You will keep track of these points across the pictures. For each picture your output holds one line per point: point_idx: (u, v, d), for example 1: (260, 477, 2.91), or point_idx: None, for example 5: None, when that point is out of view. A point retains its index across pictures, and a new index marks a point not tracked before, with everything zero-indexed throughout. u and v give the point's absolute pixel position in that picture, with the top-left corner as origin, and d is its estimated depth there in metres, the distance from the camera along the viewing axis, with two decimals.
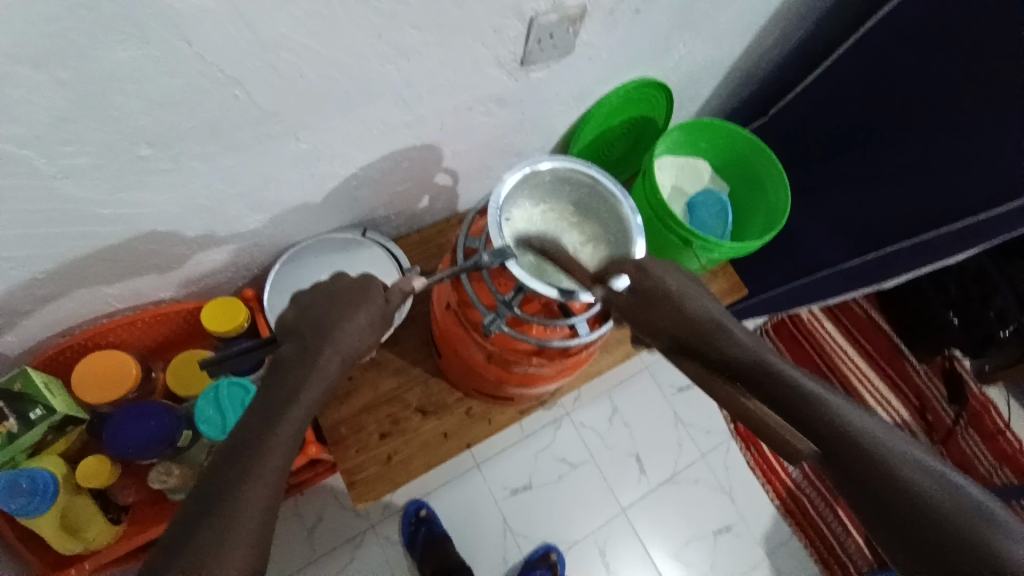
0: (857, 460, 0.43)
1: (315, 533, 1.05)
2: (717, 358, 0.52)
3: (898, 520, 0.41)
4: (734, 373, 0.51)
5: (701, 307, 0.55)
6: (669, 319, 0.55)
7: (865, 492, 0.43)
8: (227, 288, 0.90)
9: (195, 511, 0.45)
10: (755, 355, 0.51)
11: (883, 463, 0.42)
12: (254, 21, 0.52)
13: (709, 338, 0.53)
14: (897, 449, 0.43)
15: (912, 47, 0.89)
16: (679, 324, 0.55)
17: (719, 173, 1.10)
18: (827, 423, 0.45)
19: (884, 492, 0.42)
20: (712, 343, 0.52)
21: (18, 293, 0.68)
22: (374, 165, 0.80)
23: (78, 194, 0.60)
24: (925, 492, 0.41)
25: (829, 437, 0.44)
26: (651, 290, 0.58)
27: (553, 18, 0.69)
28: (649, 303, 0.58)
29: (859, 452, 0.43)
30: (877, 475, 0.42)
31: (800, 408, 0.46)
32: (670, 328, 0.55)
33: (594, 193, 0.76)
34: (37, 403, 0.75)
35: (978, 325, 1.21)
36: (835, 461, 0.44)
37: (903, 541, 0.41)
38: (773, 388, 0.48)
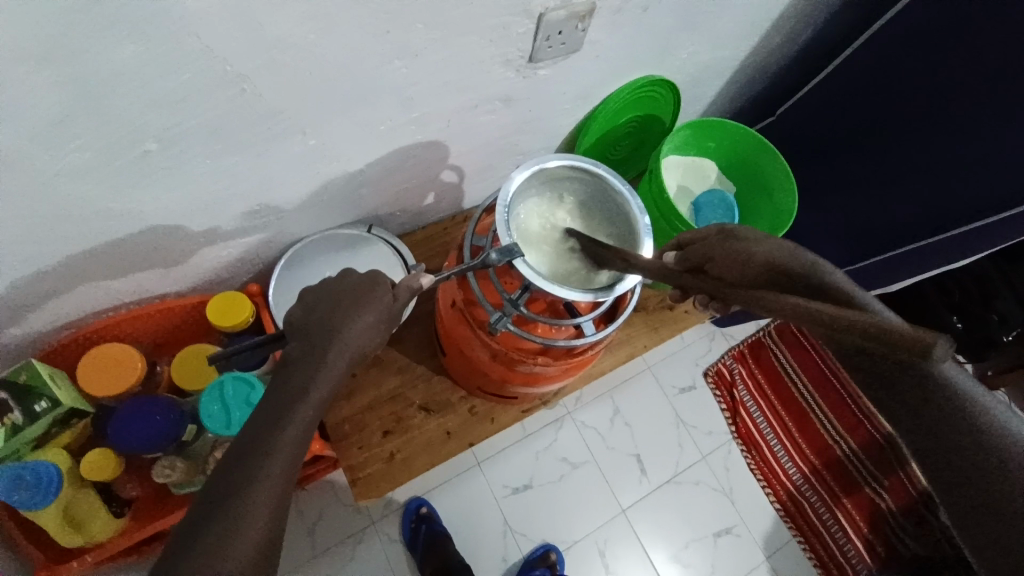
0: (939, 421, 0.39)
1: (315, 530, 1.05)
2: (798, 288, 0.43)
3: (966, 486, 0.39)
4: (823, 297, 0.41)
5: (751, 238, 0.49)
6: (742, 260, 0.47)
7: (939, 454, 0.39)
8: (231, 284, 0.90)
9: (203, 514, 0.45)
10: (843, 286, 0.40)
11: (972, 428, 0.38)
12: (262, 18, 0.52)
13: (791, 274, 0.43)
14: (988, 409, 0.39)
15: (915, 51, 0.89)
16: (756, 259, 0.46)
17: (724, 175, 1.10)
18: (917, 375, 0.39)
19: (965, 458, 0.39)
20: (799, 274, 0.43)
21: (22, 289, 0.68)
22: (379, 162, 0.80)
23: (84, 190, 0.59)
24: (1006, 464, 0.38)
25: (917, 393, 0.39)
26: (732, 234, 0.50)
27: (561, 15, 0.69)
28: (721, 248, 0.50)
29: (947, 412, 0.38)
30: (959, 441, 0.38)
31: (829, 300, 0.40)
32: (744, 267, 0.47)
33: (606, 193, 0.75)
34: (42, 396, 0.75)
35: (978, 330, 1.19)
36: (915, 418, 0.40)
37: (950, 494, 0.40)
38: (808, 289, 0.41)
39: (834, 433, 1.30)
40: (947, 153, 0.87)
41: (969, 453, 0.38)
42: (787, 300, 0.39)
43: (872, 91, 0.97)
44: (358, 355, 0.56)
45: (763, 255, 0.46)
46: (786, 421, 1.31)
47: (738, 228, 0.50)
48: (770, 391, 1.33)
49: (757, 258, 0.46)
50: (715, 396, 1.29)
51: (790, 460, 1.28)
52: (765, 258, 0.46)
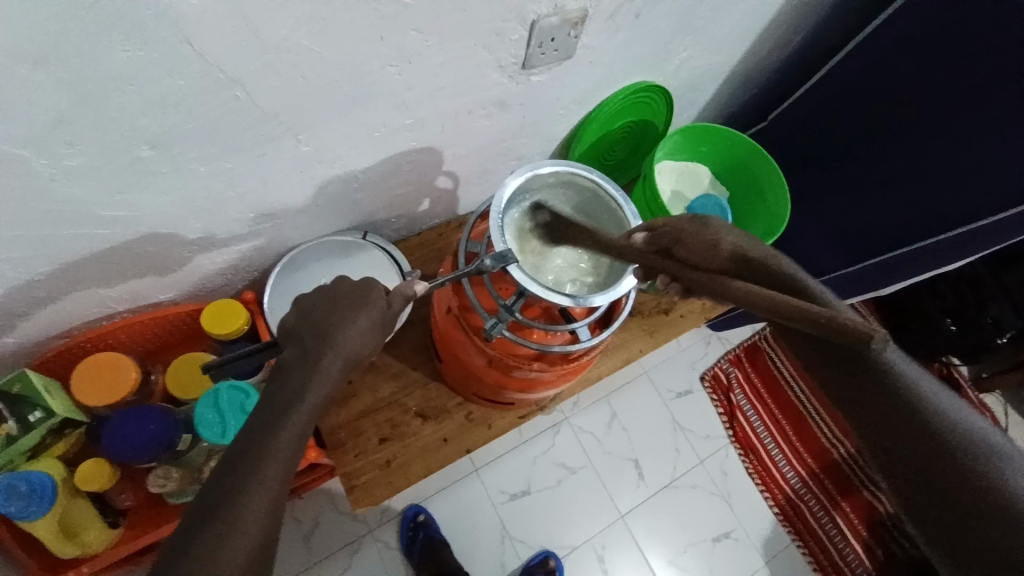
0: (899, 424, 0.42)
1: (311, 538, 1.04)
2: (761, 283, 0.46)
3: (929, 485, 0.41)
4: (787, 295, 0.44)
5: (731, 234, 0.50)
6: (709, 247, 0.50)
7: (904, 454, 0.42)
8: (227, 291, 0.90)
9: (196, 520, 0.45)
10: (809, 285, 0.44)
11: (931, 427, 0.41)
12: (257, 23, 0.52)
13: (756, 267, 0.47)
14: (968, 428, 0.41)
15: (906, 55, 0.90)
16: (722, 249, 0.49)
17: (718, 179, 1.10)
18: (879, 374, 0.42)
19: (927, 456, 0.41)
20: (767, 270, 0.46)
21: (16, 295, 0.67)
22: (374, 168, 0.80)
23: (77, 195, 0.59)
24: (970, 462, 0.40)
25: (881, 393, 0.42)
26: (704, 221, 0.52)
27: (554, 21, 0.69)
28: (690, 233, 0.52)
29: (907, 408, 0.42)
30: (920, 440, 0.41)
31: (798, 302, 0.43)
32: (709, 254, 0.50)
33: (602, 199, 0.75)
34: (35, 405, 0.75)
35: (973, 333, 1.21)
36: (883, 421, 0.43)
37: (919, 500, 0.41)
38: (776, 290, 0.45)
39: (831, 437, 1.30)
40: (940, 155, 0.88)
41: (927, 450, 0.41)
42: (744, 286, 0.42)
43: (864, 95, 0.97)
44: (352, 361, 0.56)
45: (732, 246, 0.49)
46: (784, 424, 1.31)
47: (711, 216, 0.52)
48: (766, 394, 1.33)
49: (725, 248, 0.49)
50: (711, 399, 1.29)
51: (788, 464, 1.28)
52: (732, 249, 0.49)
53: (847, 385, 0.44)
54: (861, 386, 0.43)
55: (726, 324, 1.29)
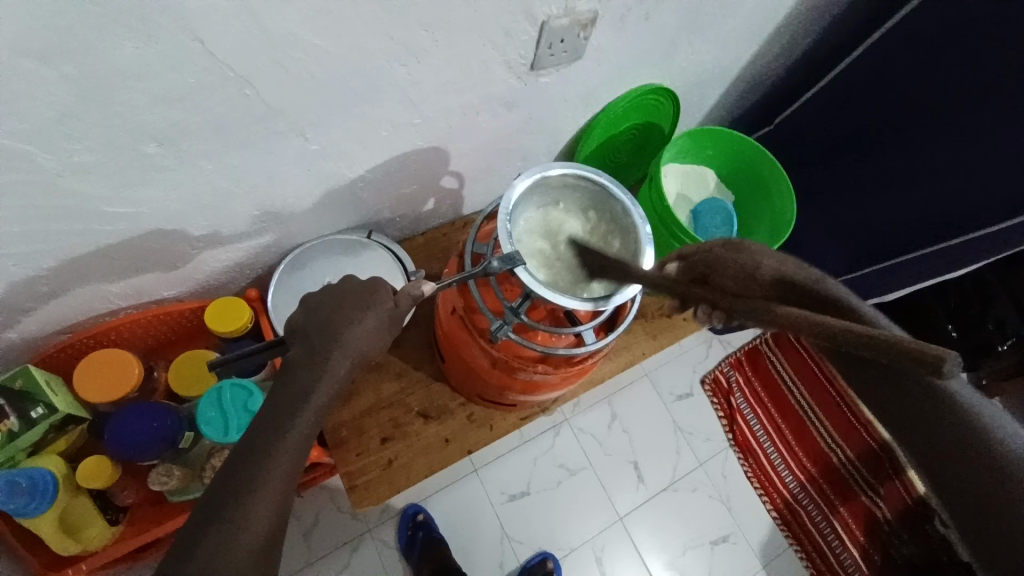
0: (925, 419, 0.49)
1: (311, 536, 1.04)
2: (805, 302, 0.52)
3: (964, 475, 0.46)
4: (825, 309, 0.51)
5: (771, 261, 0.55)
6: (750, 271, 0.55)
7: (938, 453, 0.47)
8: (230, 288, 0.90)
9: (200, 519, 0.45)
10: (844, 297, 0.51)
11: (959, 421, 0.47)
12: (264, 19, 0.51)
13: (797, 287, 0.53)
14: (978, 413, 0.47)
15: (913, 60, 0.89)
16: (764, 272, 0.54)
17: (723, 182, 1.10)
18: (930, 388, 0.48)
19: (955, 448, 0.46)
20: (809, 289, 0.52)
21: (19, 290, 0.67)
22: (380, 167, 0.80)
23: (84, 191, 0.59)
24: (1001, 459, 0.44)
25: (927, 402, 0.48)
26: (740, 245, 0.57)
27: (564, 23, 0.69)
28: (727, 260, 0.57)
29: (942, 411, 0.47)
30: (950, 432, 0.47)
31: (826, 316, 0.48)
32: (751, 279, 0.55)
33: (611, 206, 0.75)
34: (38, 401, 0.74)
35: (975, 334, 1.20)
36: (902, 414, 0.50)
37: (952, 491, 0.46)
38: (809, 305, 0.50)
39: (832, 443, 1.30)
40: (946, 161, 0.88)
41: (965, 458, 0.46)
42: (801, 315, 0.42)
43: (869, 99, 0.97)
44: (358, 360, 0.56)
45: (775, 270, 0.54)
46: (783, 428, 1.32)
47: (747, 244, 0.57)
48: (766, 399, 1.34)
49: (765, 273, 0.54)
50: (712, 403, 1.29)
51: (786, 468, 1.28)
52: (771, 272, 0.54)
53: (890, 385, 0.51)
54: (897, 386, 0.50)
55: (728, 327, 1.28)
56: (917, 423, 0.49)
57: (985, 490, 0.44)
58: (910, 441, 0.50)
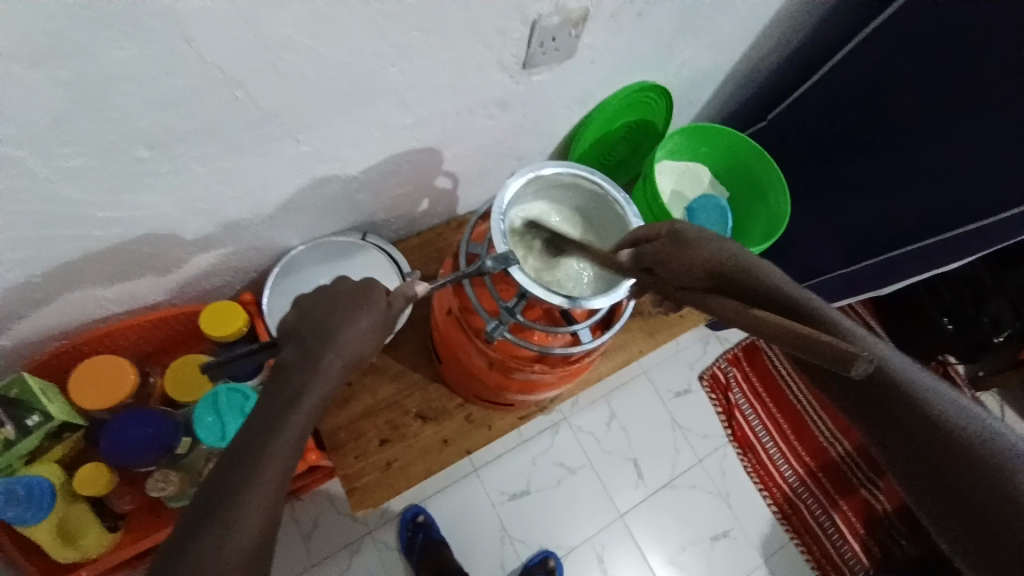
0: (914, 420, 0.43)
1: (311, 539, 1.04)
2: (755, 298, 0.50)
3: (937, 468, 0.42)
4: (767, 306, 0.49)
5: (725, 243, 0.54)
6: (686, 267, 0.55)
7: (913, 463, 0.44)
8: (225, 292, 0.90)
9: (193, 523, 0.44)
10: (788, 288, 0.49)
11: (931, 418, 0.43)
12: (256, 21, 0.51)
13: (733, 278, 0.51)
14: (948, 412, 0.43)
15: (906, 55, 0.89)
16: (697, 266, 0.54)
17: (718, 179, 1.10)
18: (881, 377, 0.44)
19: (935, 456, 0.42)
20: (739, 276, 0.51)
21: (13, 296, 0.67)
22: (375, 168, 0.80)
23: (76, 196, 0.59)
24: (967, 439, 0.42)
25: (886, 395, 0.44)
26: (681, 237, 0.56)
27: (555, 20, 0.69)
28: (674, 255, 0.56)
29: (897, 394, 0.44)
30: (928, 434, 0.43)
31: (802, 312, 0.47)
32: (686, 273, 0.55)
33: (606, 205, 0.75)
34: (34, 409, 0.74)
35: (971, 330, 1.20)
36: (888, 419, 0.44)
37: (940, 493, 0.42)
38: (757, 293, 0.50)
39: (828, 437, 1.31)
40: (939, 157, 0.88)
41: (938, 456, 0.42)
42: (759, 315, 0.43)
43: (862, 93, 0.97)
44: (354, 362, 0.56)
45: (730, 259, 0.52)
46: (781, 422, 1.32)
47: (687, 232, 0.56)
48: (766, 395, 1.33)
49: (700, 266, 0.54)
50: (711, 399, 1.29)
51: (786, 463, 1.28)
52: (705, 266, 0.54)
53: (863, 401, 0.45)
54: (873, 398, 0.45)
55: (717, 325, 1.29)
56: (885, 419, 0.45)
57: (969, 484, 0.41)
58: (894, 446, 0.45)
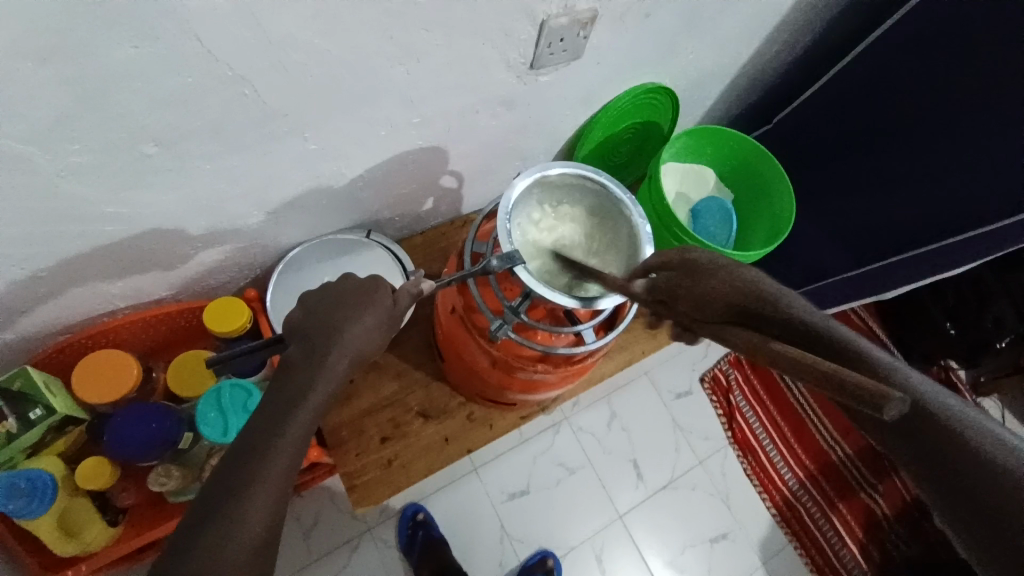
0: (937, 431, 0.39)
1: (311, 536, 1.04)
2: (775, 329, 0.43)
3: (952, 480, 0.38)
4: (774, 330, 0.43)
5: (743, 267, 0.48)
6: (704, 298, 0.49)
7: (958, 502, 0.38)
8: (229, 288, 0.90)
9: (198, 518, 0.44)
10: (821, 321, 0.42)
11: (966, 446, 0.38)
12: (264, 19, 0.51)
13: (754, 309, 0.44)
14: (982, 439, 0.38)
15: (912, 61, 0.89)
16: (716, 295, 0.48)
17: (723, 181, 1.10)
18: (913, 407, 0.39)
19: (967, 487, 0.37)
20: (762, 304, 0.44)
21: (18, 291, 0.67)
22: (380, 166, 0.80)
23: (82, 193, 0.59)
24: (978, 449, 0.37)
25: (919, 428, 0.39)
26: (695, 266, 0.52)
27: (564, 22, 0.69)
28: (688, 282, 0.51)
29: (936, 430, 0.38)
30: (967, 468, 0.37)
31: (826, 339, 0.40)
32: (705, 304, 0.48)
33: (610, 206, 0.75)
34: (37, 403, 0.74)
35: (974, 332, 1.21)
36: (920, 449, 0.39)
37: (948, 491, 0.38)
38: (785, 326, 0.43)
39: (829, 440, 1.31)
40: (943, 162, 0.88)
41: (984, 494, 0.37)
42: (794, 354, 0.37)
43: (867, 98, 0.97)
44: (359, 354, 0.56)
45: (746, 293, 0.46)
46: (782, 425, 1.31)
47: (704, 262, 0.52)
48: (767, 398, 1.33)
49: (718, 293, 0.48)
50: (711, 401, 1.29)
51: (786, 466, 1.28)
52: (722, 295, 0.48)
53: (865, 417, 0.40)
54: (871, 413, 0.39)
55: None
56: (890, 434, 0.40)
57: (976, 481, 0.37)
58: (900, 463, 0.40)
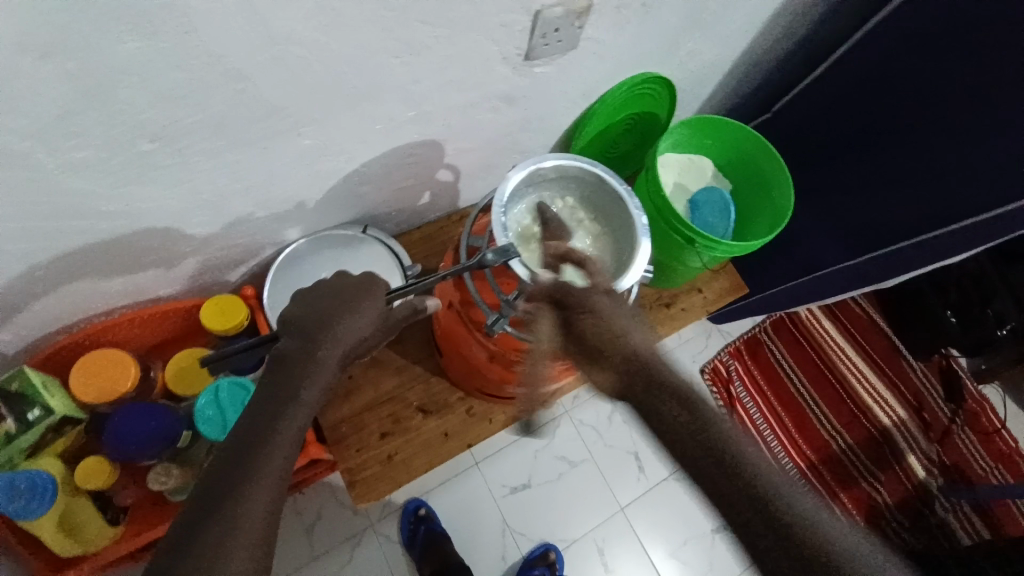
0: (750, 488, 0.50)
1: (313, 532, 1.04)
2: (625, 372, 0.57)
3: (766, 521, 0.49)
4: (650, 393, 0.56)
5: (619, 322, 0.60)
6: (592, 335, 0.59)
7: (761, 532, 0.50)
8: (227, 285, 0.90)
9: (194, 515, 0.44)
10: (659, 369, 0.57)
11: (778, 505, 0.50)
12: (265, 12, 0.50)
13: (619, 357, 0.58)
14: (787, 494, 0.50)
15: (917, 49, 0.89)
16: (602, 339, 0.59)
17: (721, 172, 1.09)
18: (736, 465, 0.52)
19: (775, 527, 0.49)
20: (632, 363, 0.57)
21: (18, 288, 0.67)
22: (378, 161, 0.79)
23: (81, 189, 0.59)
24: (798, 519, 0.49)
25: (738, 477, 0.51)
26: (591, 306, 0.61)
27: (559, 12, 0.68)
28: (584, 320, 0.60)
29: (750, 485, 0.50)
30: (769, 515, 0.49)
31: (671, 398, 0.56)
32: (594, 341, 0.59)
33: (608, 194, 0.75)
34: (35, 403, 0.74)
35: (975, 324, 1.20)
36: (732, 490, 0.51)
37: (768, 535, 0.49)
38: (641, 381, 0.57)
39: (831, 430, 1.31)
40: (941, 151, 0.88)
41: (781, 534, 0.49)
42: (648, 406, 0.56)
43: (869, 87, 0.96)
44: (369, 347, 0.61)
45: (634, 349, 0.58)
46: (783, 415, 1.31)
47: (595, 302, 0.61)
48: (769, 390, 1.33)
49: (608, 342, 0.59)
50: (712, 392, 1.28)
51: (788, 456, 1.28)
52: (608, 343, 0.59)
53: (707, 482, 0.52)
54: (717, 480, 0.52)
55: (715, 319, 1.28)
56: (733, 503, 0.51)
57: (781, 526, 0.49)
58: (736, 529, 0.51)
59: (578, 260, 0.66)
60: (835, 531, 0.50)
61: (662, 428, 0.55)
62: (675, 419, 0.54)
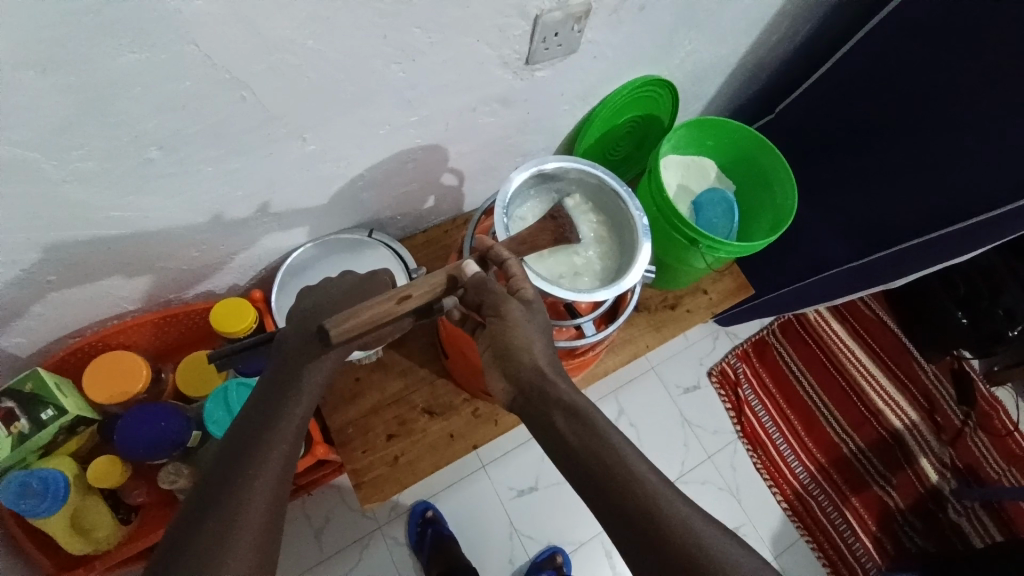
0: (629, 503, 0.50)
1: (322, 535, 1.05)
2: (525, 386, 0.56)
3: (642, 539, 0.49)
4: (545, 408, 0.55)
5: (527, 333, 0.56)
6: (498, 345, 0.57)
7: (635, 551, 0.49)
8: (235, 290, 0.91)
9: (198, 507, 0.47)
10: (558, 389, 0.55)
11: (657, 522, 0.48)
12: (256, 21, 0.52)
13: (520, 370, 0.56)
14: (673, 510, 0.49)
15: (918, 48, 0.89)
16: (506, 351, 0.56)
17: (724, 172, 1.09)
18: (620, 481, 0.50)
19: (647, 547, 0.48)
20: (534, 380, 0.56)
21: (26, 296, 0.68)
22: (379, 166, 0.80)
23: (84, 200, 0.60)
24: (678, 537, 0.48)
25: (620, 494, 0.50)
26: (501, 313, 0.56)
27: (557, 16, 0.69)
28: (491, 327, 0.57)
29: (631, 500, 0.50)
30: (644, 533, 0.48)
31: (562, 416, 0.54)
32: (499, 353, 0.57)
33: (612, 198, 0.75)
34: (48, 404, 0.76)
35: (986, 322, 1.19)
36: (613, 505, 0.50)
37: (643, 553, 0.48)
38: (537, 395, 0.55)
39: (840, 433, 1.30)
40: (947, 149, 0.87)
41: (654, 554, 0.48)
42: (544, 422, 0.55)
43: (871, 86, 0.96)
44: (340, 318, 0.50)
45: (536, 364, 0.56)
46: (791, 418, 1.31)
47: (508, 310, 0.56)
48: (776, 392, 1.33)
49: (511, 354, 0.56)
50: (720, 395, 1.28)
51: (796, 459, 1.27)
52: (512, 355, 0.56)
53: (598, 499, 0.51)
54: (606, 497, 0.51)
55: (719, 322, 1.29)
56: (621, 521, 0.50)
57: (657, 544, 0.48)
58: (618, 546, 0.51)
59: (498, 260, 0.60)
60: (725, 548, 0.48)
61: (553, 442, 0.55)
62: (562, 433, 0.54)
